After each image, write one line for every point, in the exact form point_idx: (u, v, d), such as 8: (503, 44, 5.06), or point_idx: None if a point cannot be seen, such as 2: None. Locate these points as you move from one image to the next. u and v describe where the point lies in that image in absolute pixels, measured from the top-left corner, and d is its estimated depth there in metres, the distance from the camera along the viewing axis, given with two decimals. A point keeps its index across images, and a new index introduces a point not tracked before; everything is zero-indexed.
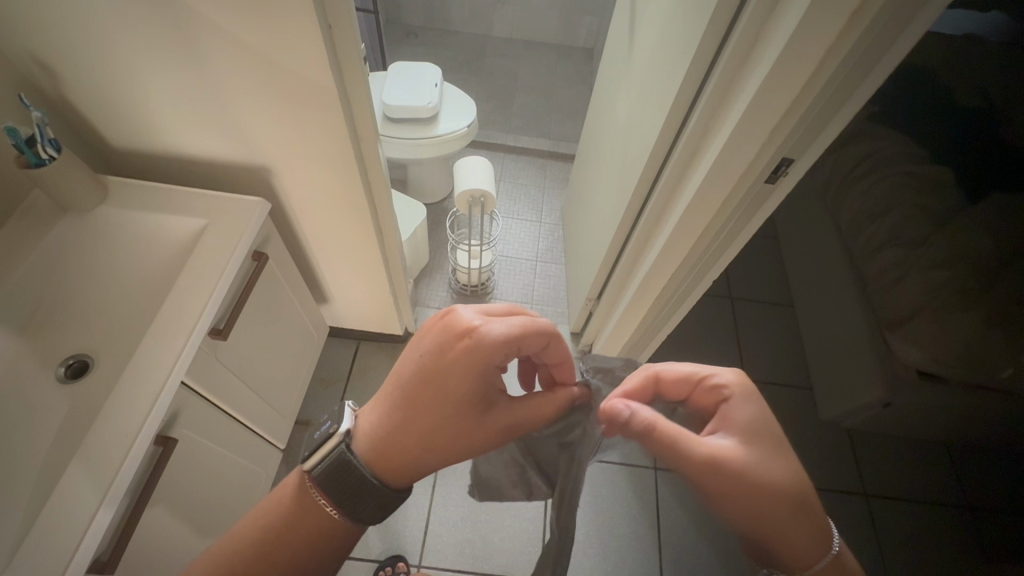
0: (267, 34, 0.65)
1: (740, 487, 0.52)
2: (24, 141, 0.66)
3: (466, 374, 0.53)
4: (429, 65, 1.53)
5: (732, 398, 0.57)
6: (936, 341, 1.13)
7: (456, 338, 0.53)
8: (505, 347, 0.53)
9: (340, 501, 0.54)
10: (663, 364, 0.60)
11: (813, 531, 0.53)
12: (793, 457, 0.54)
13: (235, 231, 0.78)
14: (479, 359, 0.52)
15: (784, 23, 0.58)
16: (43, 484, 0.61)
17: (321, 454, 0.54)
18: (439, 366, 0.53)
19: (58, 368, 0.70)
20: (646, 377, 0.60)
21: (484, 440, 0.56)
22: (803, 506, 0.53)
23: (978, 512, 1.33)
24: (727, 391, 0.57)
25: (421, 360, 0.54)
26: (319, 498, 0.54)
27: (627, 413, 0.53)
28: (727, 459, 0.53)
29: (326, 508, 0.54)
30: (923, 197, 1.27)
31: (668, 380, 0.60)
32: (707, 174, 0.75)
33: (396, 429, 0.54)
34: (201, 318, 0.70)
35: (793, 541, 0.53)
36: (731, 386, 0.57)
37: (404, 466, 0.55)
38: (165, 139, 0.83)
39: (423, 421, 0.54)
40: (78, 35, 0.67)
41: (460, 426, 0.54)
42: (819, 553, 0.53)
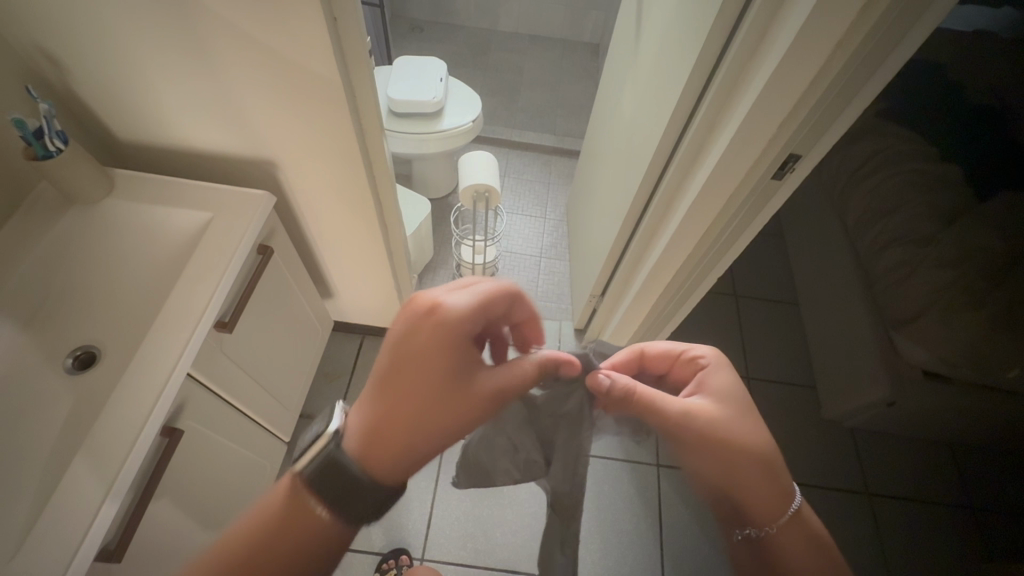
0: (273, 28, 0.65)
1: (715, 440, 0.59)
2: (32, 133, 0.67)
3: (437, 339, 0.53)
4: (434, 59, 1.53)
5: (712, 367, 0.64)
6: (943, 339, 1.13)
7: (422, 314, 0.54)
8: (471, 311, 0.55)
9: (331, 502, 0.51)
10: (648, 342, 0.70)
11: (780, 489, 0.59)
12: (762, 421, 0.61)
13: (241, 224, 0.79)
14: (449, 325, 0.53)
15: (793, 18, 0.57)
16: (52, 474, 0.61)
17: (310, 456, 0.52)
18: (411, 345, 0.53)
19: (65, 360, 0.71)
20: (632, 352, 0.70)
21: (475, 406, 0.55)
22: (770, 464, 0.59)
23: (980, 511, 1.33)
24: (705, 362, 0.65)
25: (392, 345, 0.54)
26: (309, 501, 0.52)
27: (608, 381, 0.62)
28: (702, 413, 0.60)
29: (317, 511, 0.52)
30: (932, 195, 1.26)
31: (652, 355, 0.69)
32: (712, 170, 0.75)
33: (379, 416, 0.53)
34: (207, 310, 0.71)
35: (758, 494, 0.59)
36: (711, 359, 0.65)
37: (398, 450, 0.53)
38: (170, 132, 0.84)
39: (404, 401, 0.52)
40: (85, 29, 0.68)
41: (442, 396, 0.54)
42: (782, 506, 0.58)
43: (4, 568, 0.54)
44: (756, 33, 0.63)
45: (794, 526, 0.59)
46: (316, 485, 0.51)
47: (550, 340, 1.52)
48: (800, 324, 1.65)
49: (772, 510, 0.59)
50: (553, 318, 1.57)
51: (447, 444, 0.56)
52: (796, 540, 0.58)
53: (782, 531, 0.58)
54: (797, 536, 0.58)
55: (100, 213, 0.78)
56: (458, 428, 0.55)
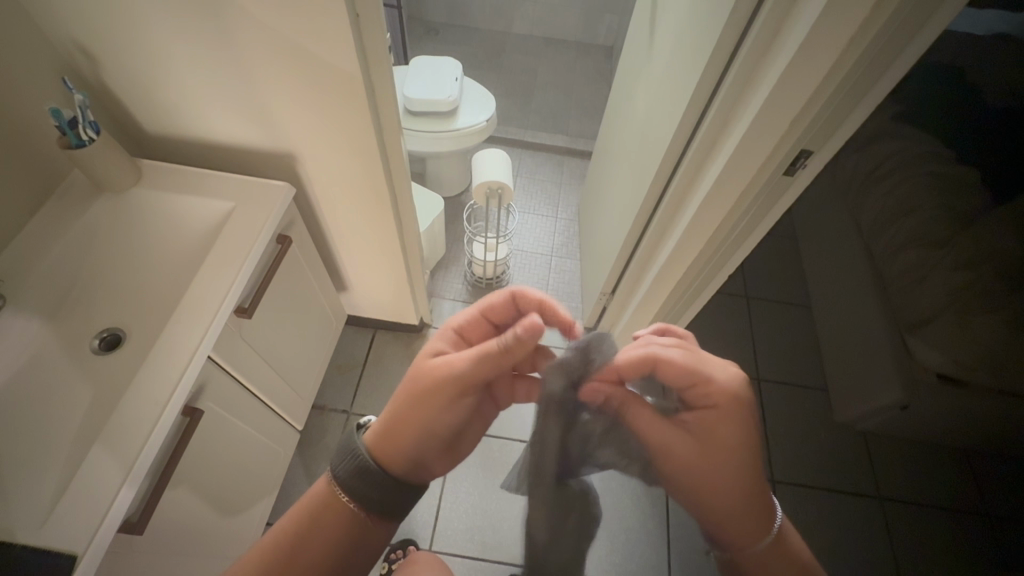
0: (297, 24, 0.67)
1: (717, 464, 0.59)
2: (67, 122, 0.70)
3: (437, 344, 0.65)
4: (450, 59, 1.55)
5: (729, 393, 0.59)
6: (959, 342, 1.12)
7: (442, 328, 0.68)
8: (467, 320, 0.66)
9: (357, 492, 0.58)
10: (669, 352, 0.59)
11: (764, 515, 0.60)
12: (751, 459, 0.59)
13: (262, 214, 0.81)
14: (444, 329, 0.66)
15: (804, 17, 0.58)
16: (79, 448, 0.64)
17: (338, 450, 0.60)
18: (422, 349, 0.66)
19: (93, 341, 0.73)
20: (648, 359, 0.59)
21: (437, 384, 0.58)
22: (750, 497, 0.60)
23: (992, 519, 1.31)
24: (719, 391, 0.59)
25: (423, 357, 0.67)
26: (341, 495, 0.59)
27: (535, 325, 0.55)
28: (689, 444, 0.60)
29: (346, 502, 0.59)
30: (948, 198, 1.26)
31: (670, 369, 0.59)
32: (724, 166, 0.76)
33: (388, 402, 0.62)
34: (229, 296, 0.73)
35: (739, 522, 0.60)
36: (730, 379, 0.59)
37: (388, 430, 0.59)
38: (197, 126, 0.87)
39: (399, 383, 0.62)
40: (119, 24, 0.71)
41: (417, 374, 0.60)
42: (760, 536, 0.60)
43: (34, 536, 0.56)
44: (769, 29, 0.64)
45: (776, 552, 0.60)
46: (343, 480, 0.58)
47: None
48: (811, 327, 1.64)
49: (756, 536, 0.60)
50: None
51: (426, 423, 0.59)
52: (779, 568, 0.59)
53: (766, 561, 0.60)
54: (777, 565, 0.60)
55: (128, 201, 0.81)
56: (426, 404, 0.58)
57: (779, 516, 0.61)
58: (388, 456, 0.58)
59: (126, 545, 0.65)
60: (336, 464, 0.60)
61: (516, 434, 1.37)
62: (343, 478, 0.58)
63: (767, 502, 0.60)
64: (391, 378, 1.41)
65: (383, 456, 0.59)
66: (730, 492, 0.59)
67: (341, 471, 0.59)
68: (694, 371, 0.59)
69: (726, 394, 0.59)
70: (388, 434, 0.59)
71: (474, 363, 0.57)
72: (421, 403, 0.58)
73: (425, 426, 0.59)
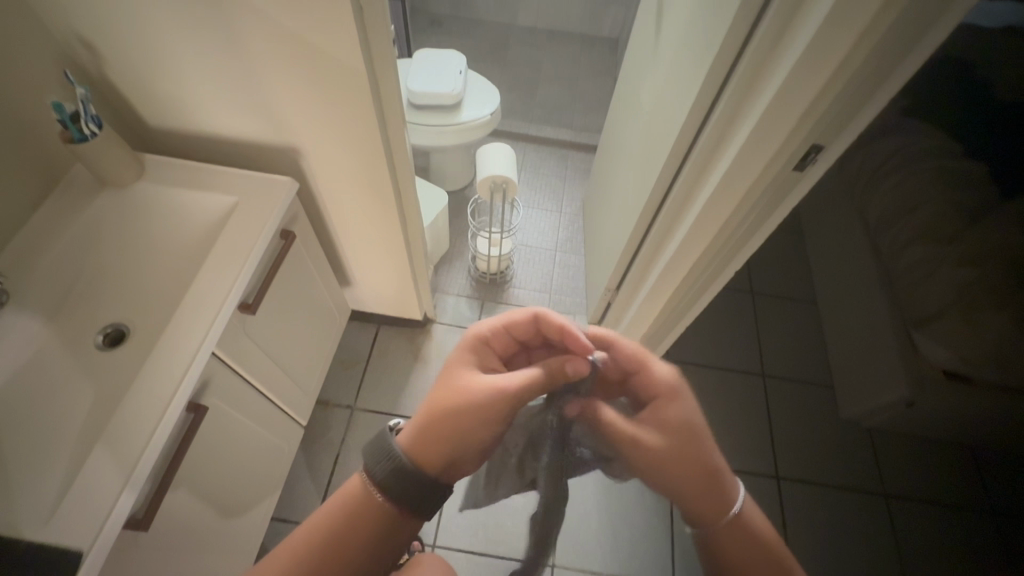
0: (299, 17, 0.66)
1: (669, 444, 0.57)
2: (69, 116, 0.70)
3: (463, 353, 0.64)
4: (454, 52, 1.53)
5: (661, 380, 0.62)
6: (968, 339, 1.11)
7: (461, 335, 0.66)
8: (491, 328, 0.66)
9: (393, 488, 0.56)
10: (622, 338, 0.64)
11: (722, 492, 0.57)
12: (691, 438, 0.58)
13: (264, 209, 0.81)
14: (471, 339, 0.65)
15: (817, 9, 0.57)
16: (84, 444, 0.64)
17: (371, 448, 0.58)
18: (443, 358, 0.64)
19: (97, 336, 0.73)
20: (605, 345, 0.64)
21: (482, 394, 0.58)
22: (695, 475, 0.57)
23: (999, 517, 1.30)
24: (660, 379, 0.62)
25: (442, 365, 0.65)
26: (373, 491, 0.57)
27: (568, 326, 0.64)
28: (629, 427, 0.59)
29: (377, 497, 0.57)
30: (956, 193, 1.24)
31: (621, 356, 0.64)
32: (733, 161, 0.74)
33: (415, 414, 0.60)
34: (232, 292, 0.73)
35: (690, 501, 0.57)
36: (662, 370, 0.63)
37: (426, 438, 0.57)
38: (198, 119, 0.86)
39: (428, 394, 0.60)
40: (120, 16, 0.70)
41: (455, 387, 0.59)
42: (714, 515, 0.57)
43: (39, 532, 0.56)
44: (780, 21, 0.63)
45: (737, 532, 0.56)
46: (376, 475, 0.56)
47: None
48: (817, 323, 1.63)
49: (718, 516, 0.56)
50: (567, 312, 1.57)
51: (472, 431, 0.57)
52: (743, 548, 0.56)
53: (721, 538, 0.56)
54: (741, 544, 0.56)
55: (131, 196, 0.80)
56: (468, 413, 0.57)
57: (737, 494, 0.57)
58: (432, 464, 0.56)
59: (132, 541, 0.65)
60: (369, 458, 0.57)
61: None
62: (378, 475, 0.56)
63: (722, 477, 0.57)
64: (395, 373, 1.41)
65: (424, 461, 0.56)
66: (678, 469, 0.57)
67: (373, 466, 0.56)
68: (630, 360, 0.63)
69: (661, 380, 0.62)
70: (424, 444, 0.57)
71: (518, 381, 0.58)
72: (464, 411, 0.57)
73: (465, 438, 0.57)
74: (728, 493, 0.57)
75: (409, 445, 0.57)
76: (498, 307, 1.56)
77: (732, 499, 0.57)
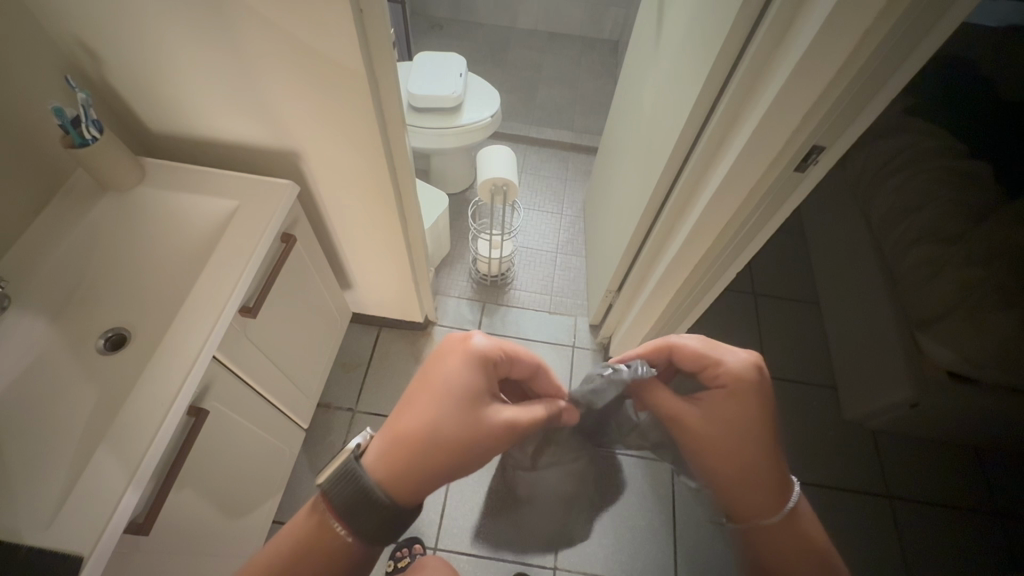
0: (300, 21, 0.66)
1: (727, 441, 0.61)
2: (70, 121, 0.70)
3: (461, 380, 0.59)
4: (454, 54, 1.53)
5: (738, 375, 0.62)
6: (972, 340, 1.10)
7: (456, 352, 0.61)
8: (493, 356, 0.62)
9: (349, 524, 0.55)
10: (679, 339, 0.66)
11: (775, 492, 0.61)
12: (750, 439, 0.61)
13: (265, 212, 0.81)
14: (473, 363, 0.60)
15: (819, 8, 0.56)
16: (84, 449, 0.64)
17: (331, 473, 0.55)
18: (435, 381, 0.60)
19: (98, 341, 0.73)
20: (663, 346, 0.67)
21: (485, 440, 0.58)
22: (752, 476, 0.61)
23: (1005, 518, 1.29)
24: (721, 379, 0.63)
25: (430, 381, 0.60)
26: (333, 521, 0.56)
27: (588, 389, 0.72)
28: (687, 424, 0.63)
29: (338, 529, 0.56)
30: (960, 193, 1.24)
31: (684, 353, 0.65)
32: (735, 162, 0.74)
33: (403, 442, 0.56)
34: (233, 295, 0.73)
35: (743, 498, 0.62)
36: (741, 364, 0.63)
37: (417, 475, 0.56)
38: (199, 123, 0.86)
39: (423, 424, 0.57)
40: (121, 21, 0.70)
41: (458, 428, 0.57)
42: (766, 513, 0.61)
43: (40, 537, 0.56)
44: (782, 21, 0.62)
45: (788, 527, 0.61)
46: (336, 505, 0.54)
47: (565, 336, 1.52)
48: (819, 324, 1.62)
49: (764, 511, 0.61)
50: (569, 314, 1.57)
51: (462, 470, 0.59)
52: (787, 543, 0.61)
53: (770, 535, 0.61)
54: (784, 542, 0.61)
55: (132, 200, 0.80)
56: (467, 456, 0.58)
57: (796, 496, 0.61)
58: (414, 501, 0.57)
59: (133, 545, 0.65)
60: (328, 487, 0.54)
61: None
62: (338, 507, 0.54)
63: (777, 476, 0.61)
64: (397, 376, 1.41)
65: (401, 493, 0.55)
66: (737, 465, 0.61)
67: (335, 495, 0.54)
68: (703, 355, 0.64)
69: (733, 375, 0.62)
70: (402, 473, 0.56)
71: (516, 425, 0.61)
72: (463, 455, 0.58)
73: (446, 474, 0.57)
74: (785, 494, 0.61)
75: (387, 477, 0.56)
76: (499, 309, 1.55)
77: (790, 501, 0.61)
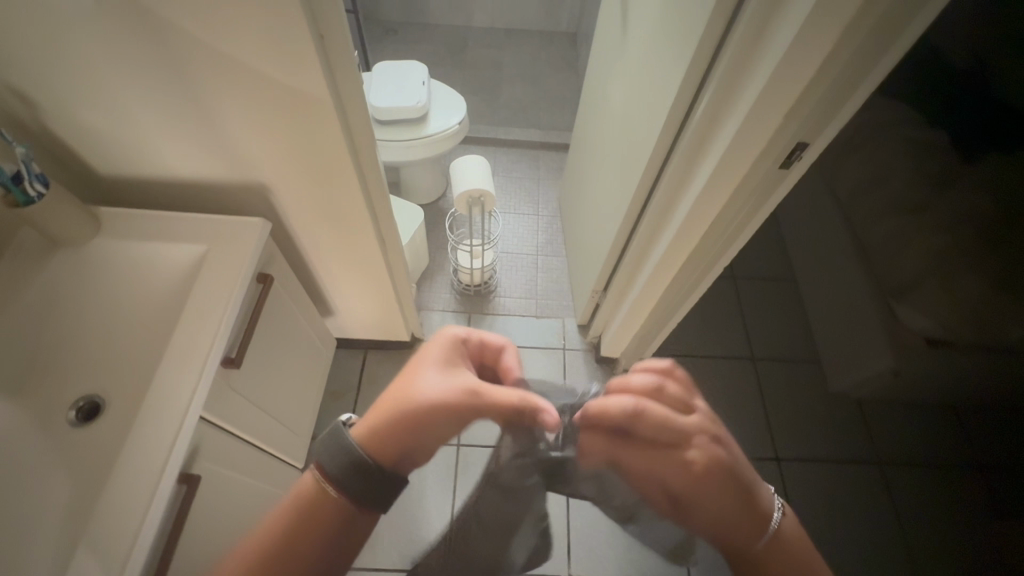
0: (259, 52, 0.63)
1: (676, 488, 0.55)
2: (10, 179, 0.63)
3: (431, 352, 0.62)
4: (413, 62, 1.49)
5: (650, 423, 0.53)
6: (946, 306, 1.14)
7: (433, 337, 0.64)
8: (464, 334, 0.64)
9: (337, 481, 0.55)
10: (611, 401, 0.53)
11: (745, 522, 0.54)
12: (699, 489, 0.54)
13: (238, 254, 0.76)
14: (443, 339, 0.63)
15: (794, 9, 0.56)
16: (67, 534, 0.59)
17: (323, 438, 0.58)
18: (412, 360, 0.62)
19: (69, 412, 0.68)
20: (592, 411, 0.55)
21: (446, 401, 0.56)
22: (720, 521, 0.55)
23: (988, 471, 1.35)
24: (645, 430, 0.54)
25: (406, 363, 0.63)
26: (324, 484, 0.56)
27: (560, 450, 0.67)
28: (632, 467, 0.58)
29: (327, 491, 0.56)
30: (922, 162, 1.27)
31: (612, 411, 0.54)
32: (720, 161, 0.74)
33: (377, 407, 0.58)
34: (214, 348, 0.68)
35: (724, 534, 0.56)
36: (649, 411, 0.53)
37: (385, 435, 0.56)
38: (156, 165, 0.80)
39: (393, 390, 0.59)
40: (57, 62, 0.64)
41: (423, 388, 0.57)
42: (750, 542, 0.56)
43: None
44: (757, 19, 0.62)
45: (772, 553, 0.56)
46: (324, 464, 0.56)
47: (554, 339, 1.51)
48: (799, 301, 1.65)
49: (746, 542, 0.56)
50: (556, 315, 1.56)
51: (432, 429, 0.56)
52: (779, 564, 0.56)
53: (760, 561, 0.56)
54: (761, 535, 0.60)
55: (90, 254, 0.74)
56: (434, 416, 0.56)
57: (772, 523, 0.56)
58: (390, 461, 0.56)
59: None
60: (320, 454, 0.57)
61: None
62: (326, 465, 0.56)
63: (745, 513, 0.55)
64: None
65: (375, 451, 0.56)
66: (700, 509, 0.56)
67: (326, 462, 0.56)
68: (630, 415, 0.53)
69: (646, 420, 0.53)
70: (372, 429, 0.57)
71: (486, 389, 0.57)
72: (430, 416, 0.56)
73: (411, 434, 0.56)
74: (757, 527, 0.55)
75: (362, 436, 0.57)
76: (485, 319, 1.53)
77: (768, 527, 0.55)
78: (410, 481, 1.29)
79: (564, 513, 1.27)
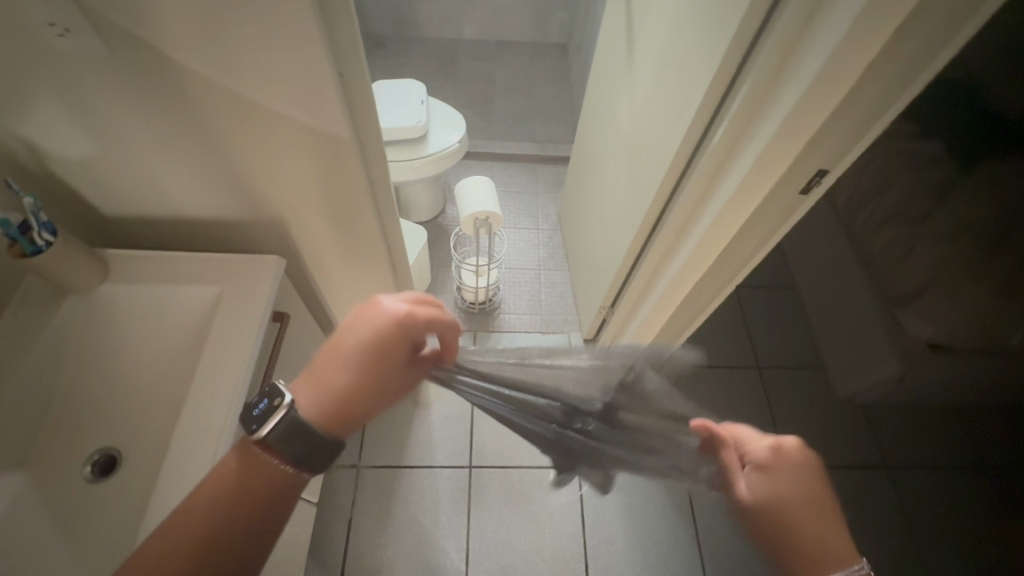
0: (279, 92, 0.61)
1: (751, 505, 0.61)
2: (17, 230, 0.61)
3: (384, 343, 0.54)
4: (410, 80, 1.48)
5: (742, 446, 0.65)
6: (949, 313, 1.16)
7: (377, 320, 0.54)
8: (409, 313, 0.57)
9: (296, 459, 0.51)
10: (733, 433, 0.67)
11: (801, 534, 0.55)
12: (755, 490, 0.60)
13: (253, 294, 0.74)
14: (397, 331, 0.54)
15: (818, 43, 0.57)
16: None
17: (272, 418, 0.50)
18: (357, 348, 0.54)
19: (83, 468, 0.65)
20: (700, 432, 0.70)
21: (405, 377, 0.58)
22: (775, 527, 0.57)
23: (992, 471, 1.38)
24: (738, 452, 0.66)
25: (348, 348, 0.54)
26: (270, 459, 0.51)
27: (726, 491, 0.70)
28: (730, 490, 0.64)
29: (278, 466, 0.51)
30: (920, 173, 1.30)
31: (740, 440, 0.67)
32: (739, 187, 0.74)
33: (335, 402, 0.53)
34: (235, 395, 0.66)
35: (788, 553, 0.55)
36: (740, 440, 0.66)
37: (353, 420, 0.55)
38: (164, 203, 0.78)
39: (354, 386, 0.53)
40: (65, 106, 0.62)
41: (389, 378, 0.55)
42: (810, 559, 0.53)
43: None
44: (779, 52, 0.62)
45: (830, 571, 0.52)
46: (277, 443, 0.50)
47: None
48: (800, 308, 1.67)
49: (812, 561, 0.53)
50: (562, 331, 1.55)
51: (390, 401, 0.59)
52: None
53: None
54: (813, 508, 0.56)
55: (100, 301, 0.71)
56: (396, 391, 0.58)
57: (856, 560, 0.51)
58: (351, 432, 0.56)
59: None
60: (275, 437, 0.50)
61: (534, 461, 1.34)
62: (278, 443, 0.50)
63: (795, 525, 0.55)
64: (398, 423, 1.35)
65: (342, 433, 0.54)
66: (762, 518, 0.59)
67: (289, 450, 0.51)
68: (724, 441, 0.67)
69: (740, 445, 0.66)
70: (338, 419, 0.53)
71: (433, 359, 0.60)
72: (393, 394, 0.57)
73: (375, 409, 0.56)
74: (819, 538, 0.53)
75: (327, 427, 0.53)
76: (491, 336, 1.52)
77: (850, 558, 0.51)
78: (424, 505, 1.27)
79: (580, 533, 1.26)
